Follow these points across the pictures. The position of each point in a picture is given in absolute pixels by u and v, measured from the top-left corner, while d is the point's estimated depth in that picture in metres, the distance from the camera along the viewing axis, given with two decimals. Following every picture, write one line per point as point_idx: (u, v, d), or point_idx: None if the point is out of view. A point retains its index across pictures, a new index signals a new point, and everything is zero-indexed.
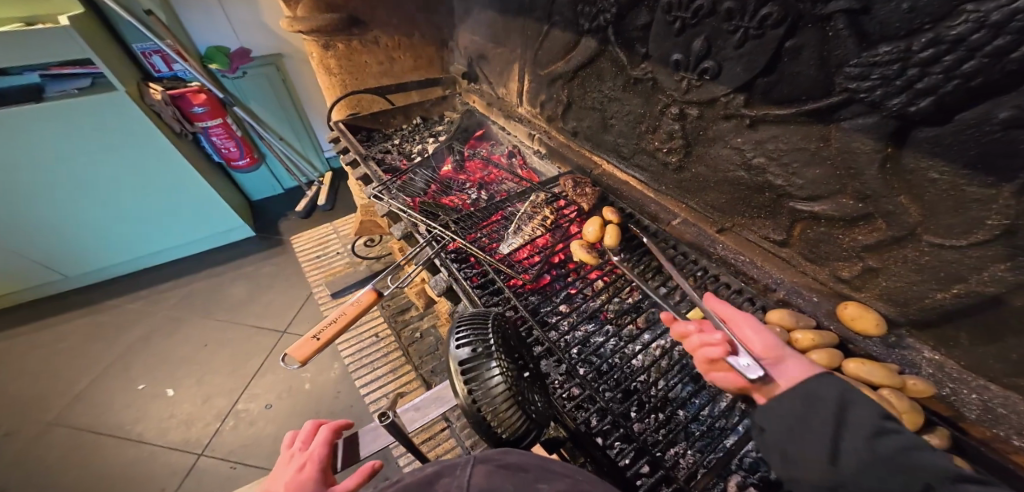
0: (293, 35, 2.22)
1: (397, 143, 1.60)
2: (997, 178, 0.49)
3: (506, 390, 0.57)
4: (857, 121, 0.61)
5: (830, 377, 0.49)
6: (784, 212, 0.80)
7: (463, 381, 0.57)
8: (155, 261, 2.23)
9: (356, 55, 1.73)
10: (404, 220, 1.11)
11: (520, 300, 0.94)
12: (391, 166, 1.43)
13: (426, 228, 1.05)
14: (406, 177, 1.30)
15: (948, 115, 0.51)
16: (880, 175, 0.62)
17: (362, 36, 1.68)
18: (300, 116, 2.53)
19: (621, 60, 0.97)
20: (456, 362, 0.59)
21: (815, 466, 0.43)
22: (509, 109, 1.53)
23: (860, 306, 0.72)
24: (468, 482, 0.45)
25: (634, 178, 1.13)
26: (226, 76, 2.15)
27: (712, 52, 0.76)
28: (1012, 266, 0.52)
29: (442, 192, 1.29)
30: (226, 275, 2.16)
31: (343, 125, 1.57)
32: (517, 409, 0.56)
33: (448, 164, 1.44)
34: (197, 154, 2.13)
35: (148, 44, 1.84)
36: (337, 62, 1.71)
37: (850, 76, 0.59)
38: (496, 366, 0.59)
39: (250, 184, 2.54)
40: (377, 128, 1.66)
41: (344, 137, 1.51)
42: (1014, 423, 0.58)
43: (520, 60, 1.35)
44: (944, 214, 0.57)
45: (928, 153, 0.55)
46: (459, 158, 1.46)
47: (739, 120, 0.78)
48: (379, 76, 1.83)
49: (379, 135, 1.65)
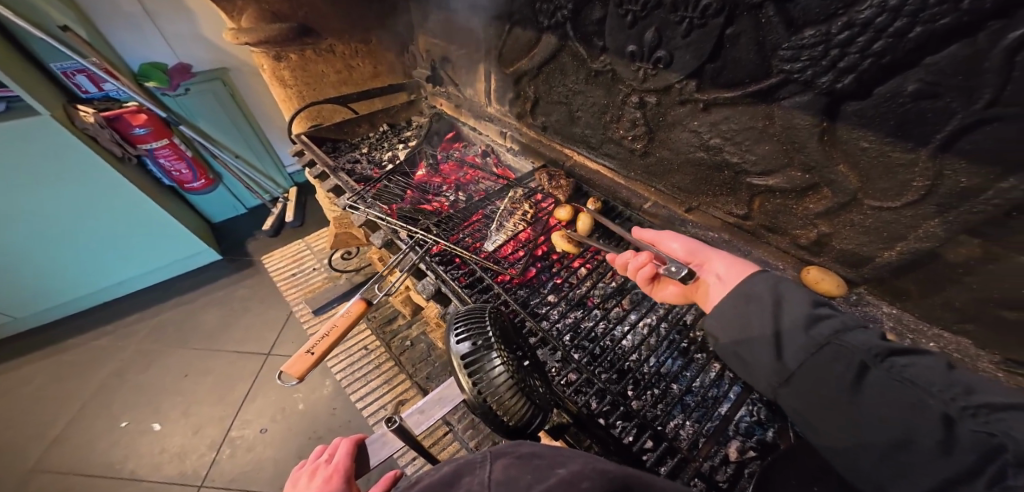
0: (240, 50, 2.18)
1: (366, 152, 1.59)
2: (914, 143, 0.55)
3: (509, 378, 0.60)
4: (794, 100, 0.66)
5: (764, 274, 0.56)
6: (743, 187, 0.84)
7: (467, 375, 0.61)
8: (117, 290, 2.15)
9: (311, 65, 1.69)
10: (384, 230, 1.09)
11: (510, 294, 0.97)
12: (362, 176, 1.43)
13: (408, 234, 1.05)
14: (380, 186, 1.27)
15: (868, 90, 0.56)
16: (821, 148, 0.66)
17: (317, 45, 1.63)
18: (256, 132, 2.47)
19: (581, 54, 1.00)
20: (459, 357, 0.62)
21: (767, 367, 0.49)
22: (478, 109, 1.53)
23: (820, 270, 0.78)
24: (488, 477, 0.46)
25: (605, 167, 1.16)
26: (167, 94, 2.07)
27: (663, 42, 0.80)
28: (939, 221, 0.58)
29: (420, 197, 1.28)
30: (200, 303, 2.09)
31: (306, 136, 1.53)
32: (522, 395, 0.60)
33: (421, 169, 1.43)
34: (144, 178, 2.06)
35: (70, 63, 1.74)
36: (291, 73, 1.67)
37: (785, 59, 0.64)
38: (498, 357, 0.62)
39: (208, 205, 2.46)
40: (342, 138, 1.64)
41: (309, 148, 1.47)
42: (969, 366, 0.65)
43: (483, 60, 1.36)
44: (878, 178, 0.62)
45: (855, 124, 0.60)
46: (432, 162, 1.46)
47: (693, 104, 0.83)
48: (338, 85, 1.81)
49: (345, 145, 1.63)
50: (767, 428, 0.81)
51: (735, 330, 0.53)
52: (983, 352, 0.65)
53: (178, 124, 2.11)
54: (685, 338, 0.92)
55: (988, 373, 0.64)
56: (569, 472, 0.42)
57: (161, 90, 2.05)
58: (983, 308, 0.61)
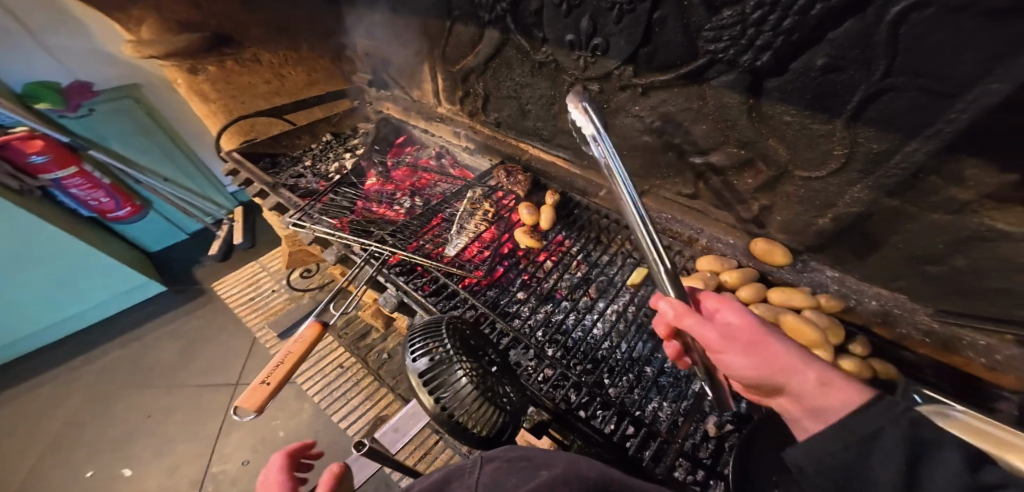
0: (147, 64, 1.81)
1: (310, 164, 1.48)
2: (830, 114, 0.58)
3: (474, 389, 0.59)
4: (722, 78, 0.67)
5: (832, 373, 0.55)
6: (688, 167, 0.86)
7: (428, 392, 0.59)
8: (57, 334, 1.91)
9: (235, 76, 1.60)
10: (337, 245, 1.05)
11: (478, 297, 0.95)
12: (308, 190, 1.34)
13: (360, 248, 0.96)
14: (326, 199, 1.19)
15: (784, 66, 0.58)
16: (751, 124, 0.68)
17: (238, 55, 1.56)
18: (183, 149, 2.11)
19: (524, 47, 0.99)
20: (417, 375, 0.60)
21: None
22: (428, 111, 1.48)
23: (767, 241, 0.81)
24: (476, 481, 0.46)
25: (560, 157, 1.16)
26: (66, 116, 1.71)
27: (598, 29, 0.80)
28: (861, 187, 0.61)
29: (372, 206, 1.22)
30: (143, 341, 1.89)
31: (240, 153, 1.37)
32: (491, 404, 0.59)
33: (371, 177, 1.34)
34: (55, 212, 1.73)
35: None
36: (213, 86, 1.58)
37: (708, 39, 0.65)
38: (460, 367, 0.61)
39: (144, 234, 2.14)
40: (280, 152, 1.51)
41: (243, 165, 1.32)
42: (908, 320, 0.71)
43: (428, 59, 1.31)
44: (804, 150, 0.64)
45: (778, 99, 0.62)
46: (382, 171, 1.38)
47: (633, 89, 0.84)
48: (270, 96, 1.72)
49: (286, 159, 1.51)
50: (741, 399, 0.83)
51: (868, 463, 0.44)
52: (917, 305, 0.70)
53: (86, 148, 1.76)
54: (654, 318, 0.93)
55: (924, 325, 0.69)
56: (552, 475, 0.43)
57: (58, 113, 1.70)
58: (911, 265, 0.66)
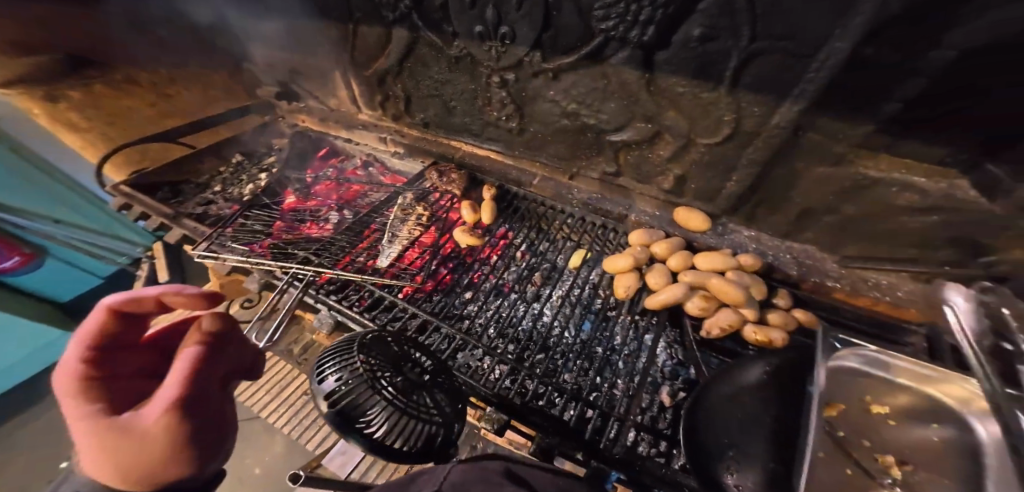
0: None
1: (221, 189, 1.27)
2: (714, 82, 0.60)
3: (390, 407, 0.48)
4: (619, 55, 0.68)
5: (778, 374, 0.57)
6: (606, 146, 0.88)
7: (337, 420, 0.47)
8: None
9: (108, 100, 1.33)
10: (258, 271, 0.95)
11: (419, 303, 0.90)
12: (220, 216, 1.14)
13: (281, 270, 0.89)
14: (235, 224, 1.03)
15: (668, 39, 0.60)
16: (651, 98, 0.70)
17: (107, 77, 1.32)
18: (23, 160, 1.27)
19: (436, 43, 0.95)
20: (323, 400, 0.49)
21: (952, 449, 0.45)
22: (348, 119, 1.35)
23: (688, 209, 0.84)
24: (443, 479, 0.45)
25: (492, 150, 1.14)
26: None
27: (503, 18, 0.79)
28: (754, 149, 0.64)
29: (293, 227, 1.07)
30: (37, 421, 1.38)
31: (128, 186, 1.13)
32: (415, 417, 0.49)
33: (290, 196, 1.22)
34: None
35: None
36: (81, 113, 1.28)
37: (600, 18, 0.65)
38: (377, 384, 0.49)
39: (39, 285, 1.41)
40: (183, 180, 1.26)
41: (136, 199, 1.10)
42: (819, 268, 0.76)
43: (338, 68, 1.21)
44: (700, 118, 0.67)
45: (670, 72, 0.64)
46: (301, 187, 1.25)
47: (545, 74, 0.84)
48: (162, 119, 1.42)
49: (190, 188, 1.27)
50: (688, 366, 0.84)
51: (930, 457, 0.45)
52: (826, 254, 0.75)
53: None
54: (598, 297, 0.93)
55: (834, 272, 0.74)
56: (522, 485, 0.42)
57: None
58: (813, 217, 0.70)
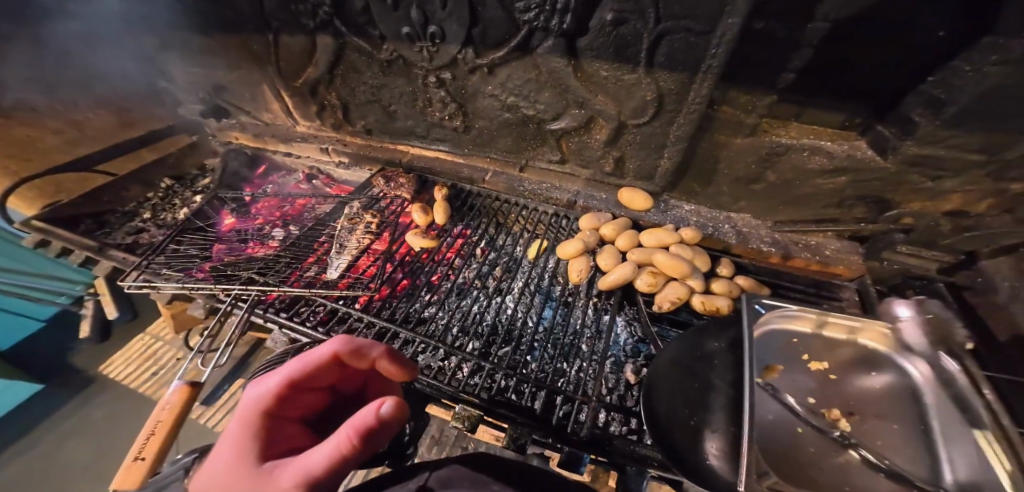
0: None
1: (150, 216, 1.21)
2: (634, 64, 0.61)
3: None
4: (545, 45, 0.69)
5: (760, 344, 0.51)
6: (548, 135, 0.88)
7: None
8: None
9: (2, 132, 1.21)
10: (201, 297, 0.91)
11: (376, 311, 0.88)
12: (152, 244, 1.08)
13: (223, 294, 0.85)
14: (172, 251, 0.98)
15: (585, 25, 0.61)
16: (580, 85, 0.71)
17: None
18: None
19: (364, 48, 0.93)
20: None
21: (906, 396, 0.44)
22: (285, 133, 1.31)
23: (632, 190, 0.86)
24: None
25: (441, 151, 1.13)
26: None
27: (429, 17, 0.78)
28: (681, 125, 0.66)
29: (236, 247, 1.05)
30: None
31: (41, 220, 1.04)
32: None
33: (227, 217, 1.17)
34: None
35: None
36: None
37: (521, 10, 0.65)
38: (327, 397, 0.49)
39: None
40: (109, 210, 1.18)
41: (53, 234, 1.03)
42: (754, 235, 0.79)
43: (266, 82, 1.16)
44: (627, 100, 0.68)
45: (594, 58, 0.65)
46: (239, 206, 1.20)
47: (480, 70, 0.83)
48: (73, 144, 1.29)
49: (116, 217, 1.19)
50: (648, 342, 0.86)
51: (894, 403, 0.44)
52: (760, 221, 0.80)
53: None
54: (557, 285, 0.93)
55: (770, 237, 0.78)
56: None
57: None
58: (743, 186, 0.74)
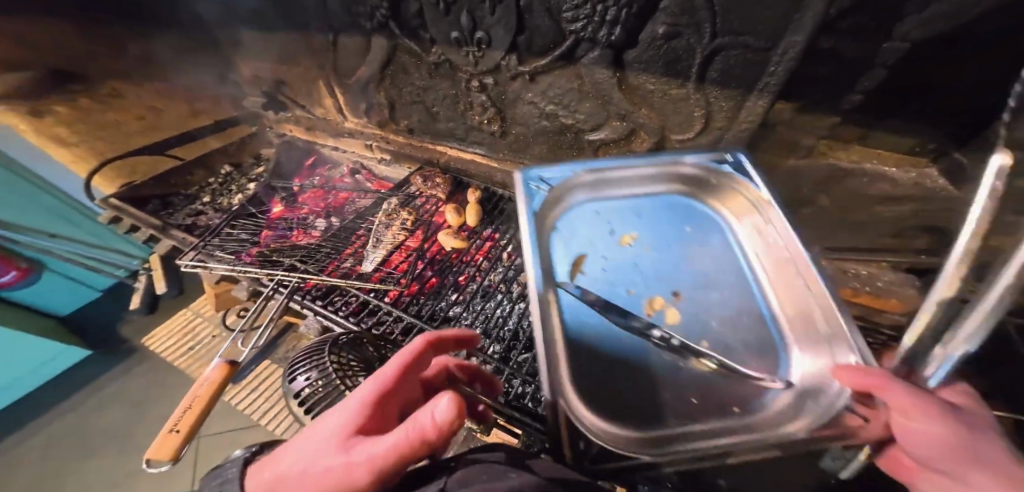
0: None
1: (211, 199, 1.29)
2: (682, 78, 0.61)
3: None
4: (590, 56, 0.69)
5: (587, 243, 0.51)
6: (586, 145, 0.86)
7: None
8: None
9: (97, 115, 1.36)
10: (245, 279, 0.96)
11: (405, 307, 0.90)
12: (208, 226, 1.15)
13: (268, 278, 0.89)
14: (225, 233, 1.05)
15: (636, 37, 0.61)
16: (624, 96, 0.70)
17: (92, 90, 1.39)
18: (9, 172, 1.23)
19: (414, 50, 0.96)
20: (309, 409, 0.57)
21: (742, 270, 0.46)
22: (335, 128, 1.35)
23: None
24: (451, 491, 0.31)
25: (478, 155, 1.14)
26: None
27: (478, 23, 0.80)
28: (727, 143, 0.64)
29: (282, 234, 1.08)
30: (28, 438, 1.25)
31: (117, 199, 1.13)
32: None
33: (276, 204, 1.20)
34: None
35: None
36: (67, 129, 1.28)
37: (569, 20, 0.66)
38: None
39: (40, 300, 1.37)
40: (172, 192, 1.26)
41: (125, 212, 1.11)
42: None
43: (320, 78, 1.23)
44: (672, 115, 0.67)
45: (640, 70, 0.65)
46: (288, 195, 1.23)
47: (522, 77, 0.84)
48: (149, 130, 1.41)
49: (179, 199, 1.26)
50: None
51: (735, 285, 0.45)
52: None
53: None
54: None
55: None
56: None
57: None
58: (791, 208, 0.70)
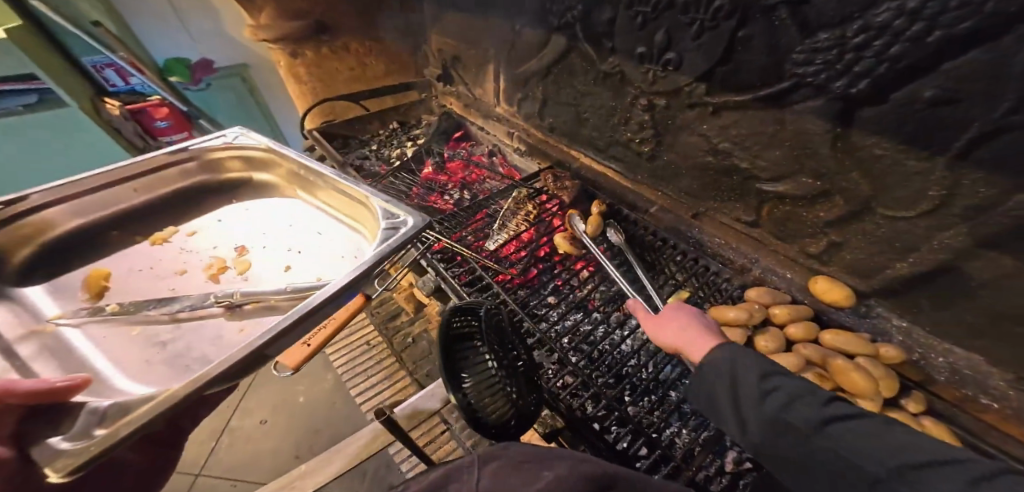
0: None
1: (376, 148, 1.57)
2: (932, 150, 0.54)
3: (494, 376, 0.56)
4: (806, 104, 0.65)
5: None
6: (752, 194, 0.83)
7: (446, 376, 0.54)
8: None
9: (326, 62, 1.71)
10: None
11: (509, 294, 0.95)
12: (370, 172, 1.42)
13: None
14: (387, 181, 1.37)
15: (884, 94, 0.55)
16: (831, 152, 0.65)
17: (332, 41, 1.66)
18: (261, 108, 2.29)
19: (590, 56, 0.99)
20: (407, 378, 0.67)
21: None
22: (486, 109, 1.50)
23: (829, 280, 0.77)
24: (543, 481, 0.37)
25: (611, 169, 1.15)
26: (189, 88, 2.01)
27: (673, 44, 0.79)
28: (956, 234, 0.56)
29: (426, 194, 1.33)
30: None
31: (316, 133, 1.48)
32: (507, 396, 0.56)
33: (427, 166, 1.46)
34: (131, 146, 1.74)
35: (99, 56, 1.61)
36: (306, 70, 1.71)
37: (797, 62, 0.62)
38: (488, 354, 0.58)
39: None
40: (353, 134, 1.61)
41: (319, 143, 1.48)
42: (978, 382, 0.64)
43: (494, 61, 1.34)
44: (895, 188, 0.60)
45: (873, 131, 0.59)
46: (439, 161, 1.47)
47: (703, 107, 0.81)
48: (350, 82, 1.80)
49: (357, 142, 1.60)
50: None
51: None
52: (996, 369, 0.62)
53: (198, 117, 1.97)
54: None
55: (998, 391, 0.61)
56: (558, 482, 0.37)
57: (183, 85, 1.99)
58: (990, 322, 0.59)
